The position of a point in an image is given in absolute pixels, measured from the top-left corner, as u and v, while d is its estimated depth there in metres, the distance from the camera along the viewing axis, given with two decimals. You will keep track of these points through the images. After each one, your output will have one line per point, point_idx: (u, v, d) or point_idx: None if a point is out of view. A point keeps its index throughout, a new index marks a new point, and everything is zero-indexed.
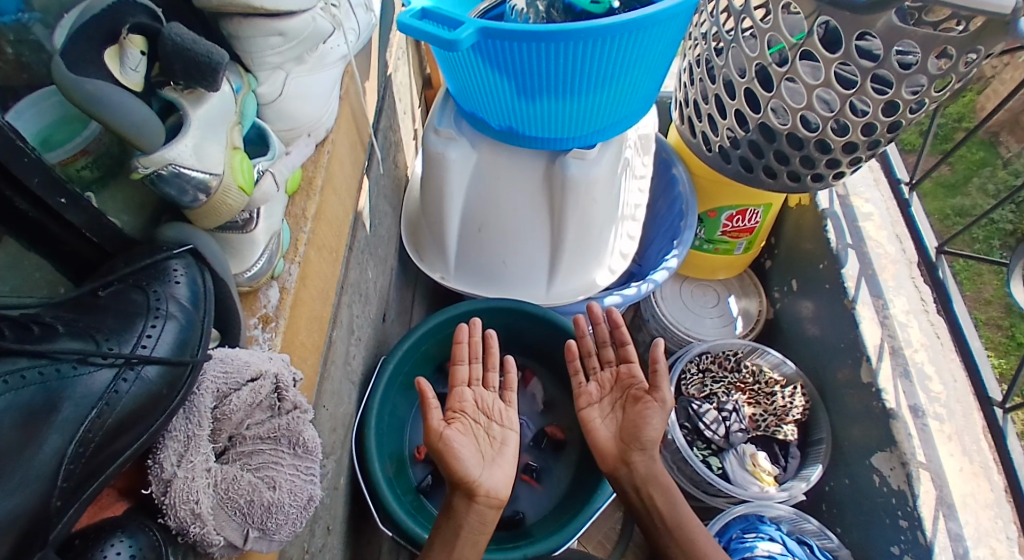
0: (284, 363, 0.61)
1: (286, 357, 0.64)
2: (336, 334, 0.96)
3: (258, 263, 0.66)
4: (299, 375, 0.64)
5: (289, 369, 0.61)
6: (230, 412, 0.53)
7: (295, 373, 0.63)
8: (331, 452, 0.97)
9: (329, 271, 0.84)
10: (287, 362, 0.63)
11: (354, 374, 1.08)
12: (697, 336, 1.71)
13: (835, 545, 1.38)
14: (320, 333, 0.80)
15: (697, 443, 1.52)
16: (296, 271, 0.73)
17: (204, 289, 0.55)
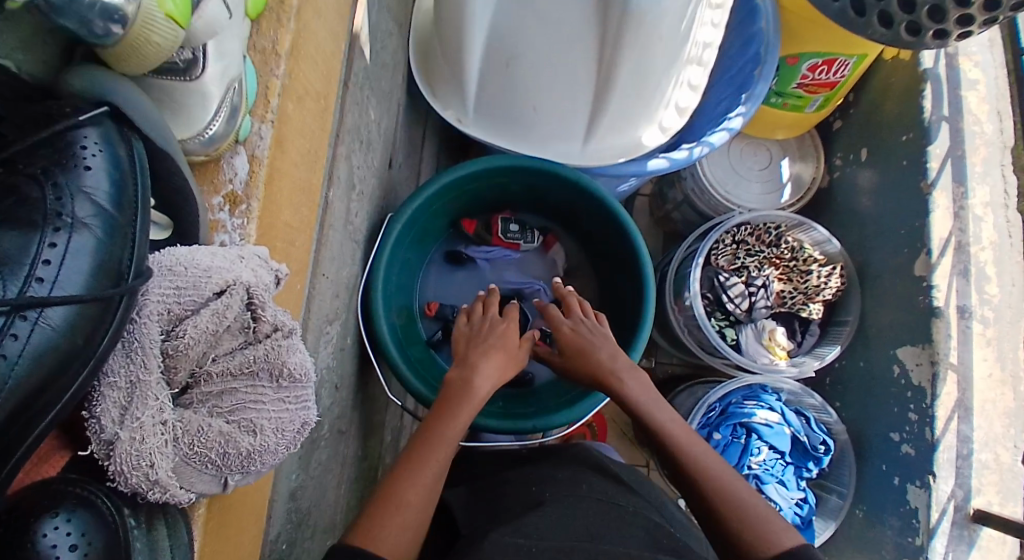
0: (259, 266, 0.50)
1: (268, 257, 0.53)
2: (333, 194, 0.81)
3: (216, 123, 0.49)
4: (281, 275, 0.54)
5: (262, 273, 0.50)
6: (187, 346, 0.41)
7: (271, 269, 0.52)
8: (335, 320, 0.88)
9: (320, 127, 0.66)
10: (263, 260, 0.51)
11: (359, 235, 0.96)
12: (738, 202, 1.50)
13: (833, 420, 1.34)
14: (308, 209, 0.65)
15: (715, 314, 1.41)
16: (269, 134, 0.56)
17: (134, 163, 0.41)
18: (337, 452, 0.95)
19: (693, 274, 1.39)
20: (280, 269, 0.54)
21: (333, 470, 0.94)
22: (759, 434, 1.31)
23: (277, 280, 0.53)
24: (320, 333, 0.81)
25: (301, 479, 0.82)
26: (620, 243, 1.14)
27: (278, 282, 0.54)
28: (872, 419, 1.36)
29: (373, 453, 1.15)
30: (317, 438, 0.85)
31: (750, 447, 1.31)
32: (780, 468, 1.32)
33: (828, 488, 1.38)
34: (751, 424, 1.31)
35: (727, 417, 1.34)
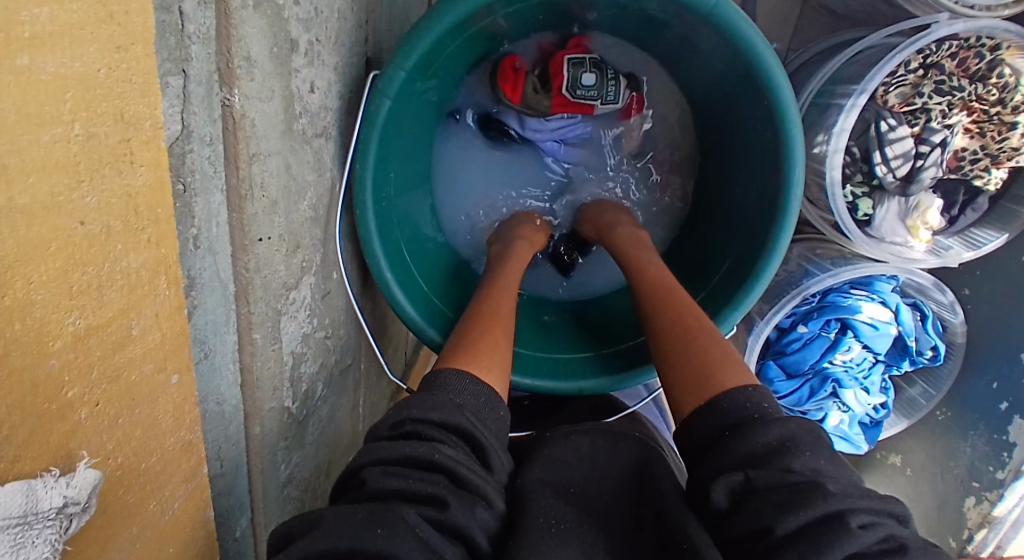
0: (26, 537, 0.24)
1: (54, 473, 0.26)
2: (245, 102, 0.42)
3: None
4: (86, 496, 0.28)
5: (33, 543, 0.24)
6: None
7: (54, 514, 0.26)
8: (299, 278, 0.57)
9: (112, 46, 0.26)
10: (34, 507, 0.25)
11: (327, 117, 0.59)
12: None
13: (955, 321, 1.04)
14: (156, 242, 0.31)
15: (854, 179, 0.97)
16: None
17: None
18: (345, 385, 0.78)
19: (846, 118, 0.88)
20: (84, 479, 0.28)
21: (342, 404, 0.79)
22: (856, 333, 1.00)
23: (80, 509, 0.28)
24: (274, 316, 0.53)
25: (293, 462, 0.67)
26: (755, 135, 0.65)
27: (85, 507, 0.28)
28: (1005, 323, 1.01)
29: (395, 341, 0.98)
30: (309, 408, 0.67)
31: (839, 347, 1.01)
32: (866, 368, 1.04)
33: (911, 381, 1.12)
34: (851, 321, 0.99)
35: (823, 308, 1.01)
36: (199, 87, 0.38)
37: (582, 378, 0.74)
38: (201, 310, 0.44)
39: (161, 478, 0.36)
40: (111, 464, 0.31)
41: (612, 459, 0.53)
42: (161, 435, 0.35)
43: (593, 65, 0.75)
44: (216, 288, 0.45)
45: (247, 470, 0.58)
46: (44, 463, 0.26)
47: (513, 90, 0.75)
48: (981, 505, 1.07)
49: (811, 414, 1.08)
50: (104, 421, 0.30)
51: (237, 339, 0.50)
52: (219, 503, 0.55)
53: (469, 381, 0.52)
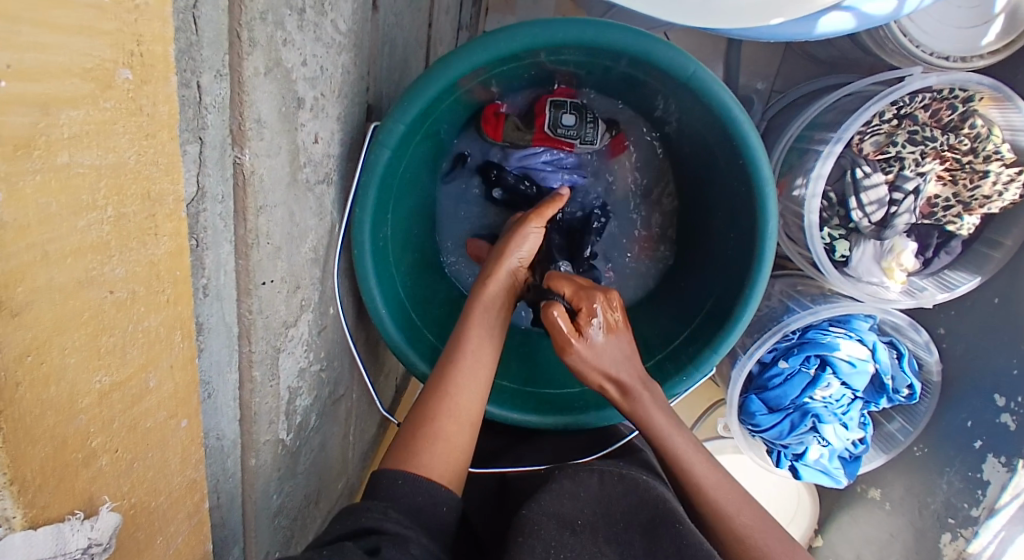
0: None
1: (79, 517, 0.30)
2: (254, 159, 0.45)
3: None
4: (108, 536, 0.32)
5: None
6: None
7: (79, 554, 0.30)
8: (298, 316, 0.60)
9: (141, 135, 0.29)
10: (63, 548, 0.28)
11: (329, 164, 0.62)
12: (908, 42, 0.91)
13: (931, 361, 1.08)
14: (174, 301, 0.34)
15: (830, 223, 1.00)
16: None
17: None
18: (337, 415, 0.81)
19: (823, 165, 0.92)
20: (106, 522, 0.31)
21: (334, 433, 0.81)
22: (834, 370, 1.02)
23: (100, 550, 0.31)
24: (273, 353, 0.56)
25: (286, 491, 0.69)
26: (732, 189, 0.69)
27: (106, 548, 0.32)
28: (978, 362, 1.05)
29: (389, 370, 1.01)
30: (302, 439, 0.69)
31: (819, 383, 1.03)
32: (845, 404, 1.07)
33: (891, 416, 1.16)
34: (828, 358, 1.02)
35: (802, 345, 1.04)
36: (212, 151, 0.41)
37: (567, 413, 0.77)
38: (206, 353, 0.46)
39: (167, 517, 0.38)
40: (126, 505, 0.34)
41: (621, 499, 0.59)
42: (169, 475, 0.38)
43: (574, 108, 0.79)
44: (222, 331, 0.48)
45: (243, 501, 0.61)
46: (70, 507, 0.29)
47: (495, 130, 0.79)
48: (957, 541, 1.07)
49: (792, 447, 1.10)
50: (121, 466, 0.33)
51: (238, 377, 0.53)
52: (214, 534, 0.57)
53: (402, 479, 0.55)
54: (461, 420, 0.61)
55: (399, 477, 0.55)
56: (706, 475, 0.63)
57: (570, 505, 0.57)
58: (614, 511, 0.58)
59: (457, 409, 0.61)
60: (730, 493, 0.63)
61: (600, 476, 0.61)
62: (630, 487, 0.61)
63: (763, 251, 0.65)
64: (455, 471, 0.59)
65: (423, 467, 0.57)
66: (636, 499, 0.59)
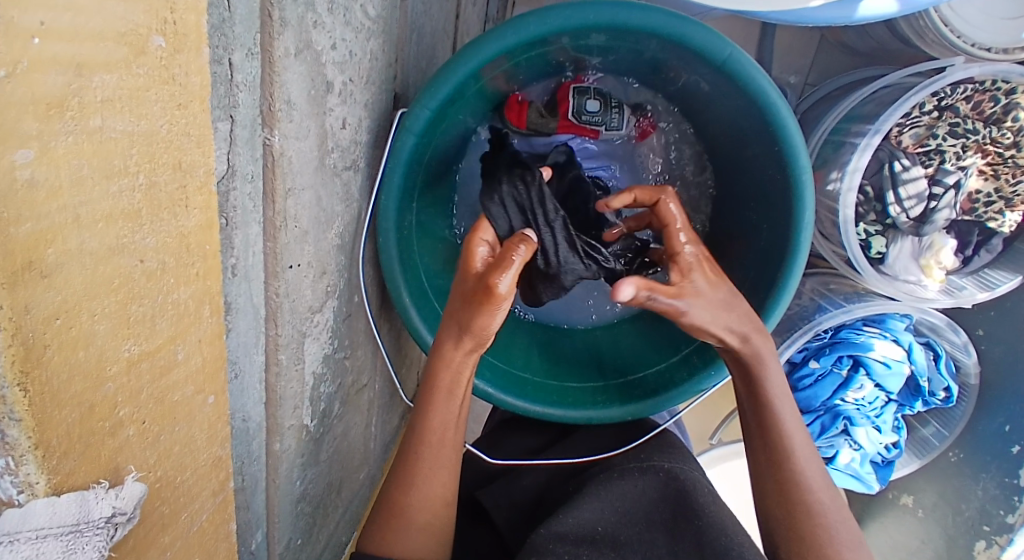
0: (76, 544, 0.27)
1: (105, 485, 0.29)
2: (282, 140, 0.45)
3: None
4: (133, 506, 0.31)
5: (83, 549, 0.28)
6: None
7: (103, 524, 0.29)
8: (325, 302, 0.60)
9: (173, 105, 0.29)
10: (86, 516, 0.28)
11: (356, 151, 0.62)
12: (950, 33, 0.87)
13: (968, 362, 1.04)
14: (204, 276, 0.34)
15: (867, 218, 0.97)
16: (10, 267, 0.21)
17: None
18: (359, 404, 0.81)
19: (860, 157, 0.89)
20: (131, 492, 0.31)
21: (357, 422, 0.82)
22: (868, 371, 0.99)
23: (125, 520, 0.31)
24: (299, 338, 0.56)
25: (309, 478, 0.69)
26: (767, 180, 0.67)
27: (131, 518, 0.31)
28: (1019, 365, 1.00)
29: (410, 362, 1.00)
30: (325, 426, 0.69)
31: (851, 385, 1.00)
32: (879, 406, 1.04)
33: (926, 420, 1.12)
34: (861, 358, 0.99)
35: (835, 345, 1.01)
36: (243, 130, 0.42)
37: (593, 408, 0.76)
38: (233, 333, 0.47)
39: (193, 492, 0.39)
40: (151, 478, 0.34)
41: (640, 492, 0.61)
42: (196, 450, 0.38)
43: (597, 94, 0.79)
44: (249, 312, 0.48)
45: (268, 485, 0.61)
46: (95, 476, 0.29)
47: (518, 119, 0.78)
48: (991, 549, 1.05)
49: (821, 451, 1.08)
50: (148, 438, 0.33)
51: (264, 360, 0.53)
52: (238, 517, 0.58)
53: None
54: (438, 503, 0.61)
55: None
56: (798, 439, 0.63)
57: (588, 510, 0.58)
58: (634, 505, 0.60)
59: (427, 496, 0.61)
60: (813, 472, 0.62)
61: (621, 472, 0.63)
62: (650, 479, 0.62)
63: (800, 239, 0.63)
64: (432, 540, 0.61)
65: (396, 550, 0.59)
66: (658, 490, 0.61)
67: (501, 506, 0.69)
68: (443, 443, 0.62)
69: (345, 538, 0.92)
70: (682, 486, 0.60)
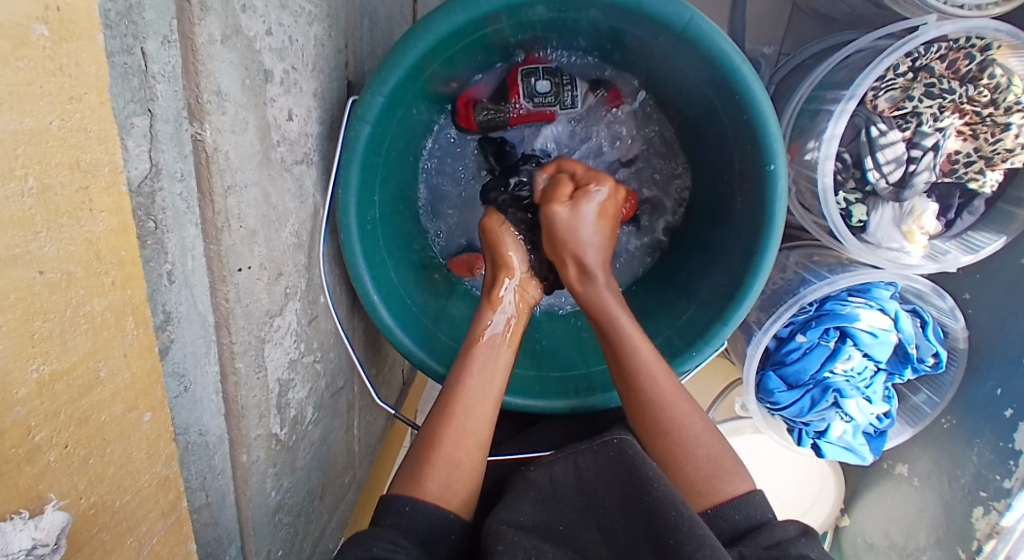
0: None
1: (23, 516, 0.28)
2: (218, 137, 0.42)
3: None
4: (56, 537, 0.30)
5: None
6: None
7: (24, 555, 0.28)
8: (284, 304, 0.58)
9: (64, 98, 0.26)
10: (5, 548, 0.26)
11: (308, 144, 0.59)
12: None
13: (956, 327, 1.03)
14: (122, 285, 0.31)
15: (846, 186, 0.95)
16: None
17: None
18: (337, 407, 0.78)
19: (835, 124, 0.87)
20: (52, 522, 0.29)
21: (336, 425, 0.79)
22: (855, 342, 0.97)
23: (49, 551, 0.29)
24: (258, 344, 0.53)
25: (285, 487, 0.67)
26: (735, 151, 0.65)
27: (56, 548, 0.30)
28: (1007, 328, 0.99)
29: (392, 360, 0.98)
30: (298, 432, 0.66)
31: (839, 356, 0.98)
32: (867, 376, 1.02)
33: (916, 388, 1.11)
34: (847, 329, 0.97)
35: (820, 318, 0.99)
36: (166, 125, 0.39)
37: (576, 397, 0.74)
38: (179, 343, 0.44)
39: (137, 516, 0.36)
40: (82, 505, 0.32)
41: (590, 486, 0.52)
42: (135, 471, 0.35)
43: (547, 73, 0.76)
44: (195, 320, 0.45)
45: (238, 498, 0.59)
46: (15, 506, 0.28)
47: (467, 118, 0.78)
48: (990, 515, 1.01)
49: (813, 425, 1.05)
50: (72, 463, 0.31)
51: (221, 369, 0.51)
52: (205, 533, 0.55)
53: (410, 507, 0.52)
54: (471, 445, 0.57)
55: (406, 504, 0.52)
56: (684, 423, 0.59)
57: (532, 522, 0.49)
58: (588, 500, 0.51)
59: (462, 435, 0.57)
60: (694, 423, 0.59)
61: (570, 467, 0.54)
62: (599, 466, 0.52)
63: (773, 209, 0.61)
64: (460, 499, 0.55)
65: (428, 495, 0.53)
66: (609, 477, 0.52)
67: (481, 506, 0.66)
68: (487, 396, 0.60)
69: (333, 545, 0.89)
70: (633, 459, 0.51)
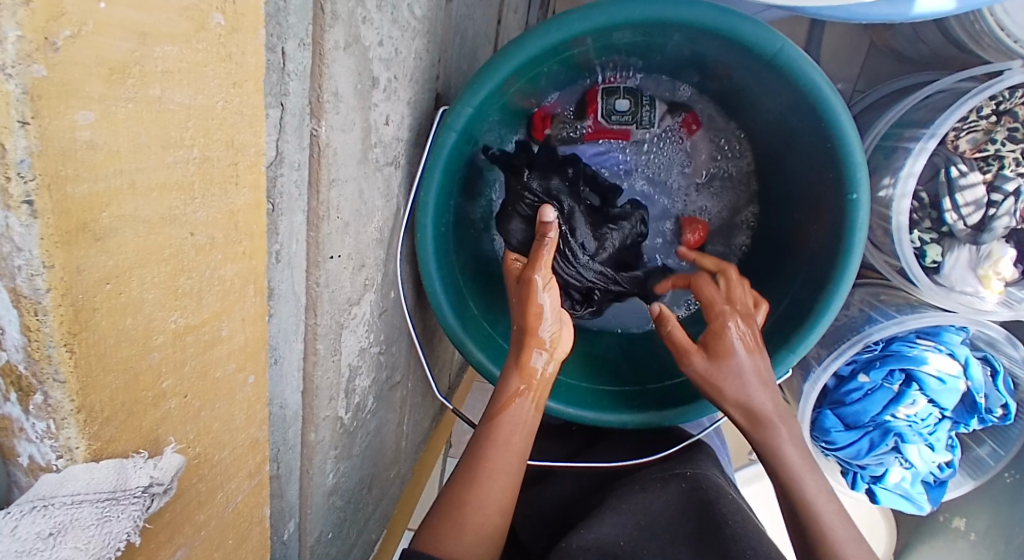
0: (112, 511, 0.27)
1: (143, 455, 0.29)
2: (331, 131, 0.46)
3: None
4: (170, 478, 0.31)
5: (118, 517, 0.27)
6: None
7: (140, 493, 0.28)
8: (363, 294, 0.60)
9: (230, 82, 0.29)
10: (123, 484, 0.28)
11: (398, 147, 0.62)
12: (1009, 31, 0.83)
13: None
14: (250, 255, 0.34)
15: (921, 225, 0.93)
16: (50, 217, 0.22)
17: None
18: (393, 401, 0.81)
19: (914, 162, 0.86)
20: (170, 463, 0.31)
21: (390, 418, 0.82)
22: (921, 387, 0.94)
23: (162, 491, 0.30)
24: (337, 329, 0.56)
25: (342, 471, 0.69)
26: (817, 180, 0.65)
27: (167, 490, 0.31)
28: None
29: (444, 362, 1.01)
30: (359, 419, 0.69)
31: (902, 400, 0.95)
32: (932, 423, 0.98)
33: (981, 440, 1.06)
34: (914, 372, 0.94)
35: (884, 358, 0.97)
36: (292, 119, 0.42)
37: (629, 413, 0.74)
38: (275, 319, 0.47)
39: (229, 472, 0.39)
40: (190, 453, 0.34)
41: (663, 504, 0.62)
42: (233, 430, 0.38)
43: (627, 93, 0.79)
44: (291, 300, 0.49)
45: (302, 474, 0.62)
46: (135, 446, 0.29)
47: (541, 131, 0.81)
48: None
49: (871, 468, 1.02)
50: (189, 412, 0.33)
51: (303, 348, 0.54)
52: (272, 503, 0.58)
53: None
54: (493, 510, 0.57)
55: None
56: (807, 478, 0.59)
57: (609, 525, 0.58)
58: (659, 516, 0.61)
59: (487, 500, 0.57)
60: (811, 476, 0.59)
61: (643, 484, 0.64)
62: (672, 489, 0.63)
63: (856, 240, 0.60)
64: (483, 545, 0.55)
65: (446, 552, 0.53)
66: (683, 500, 0.62)
67: (527, 522, 0.70)
68: (511, 448, 0.60)
69: (375, 536, 0.91)
70: (706, 496, 0.62)
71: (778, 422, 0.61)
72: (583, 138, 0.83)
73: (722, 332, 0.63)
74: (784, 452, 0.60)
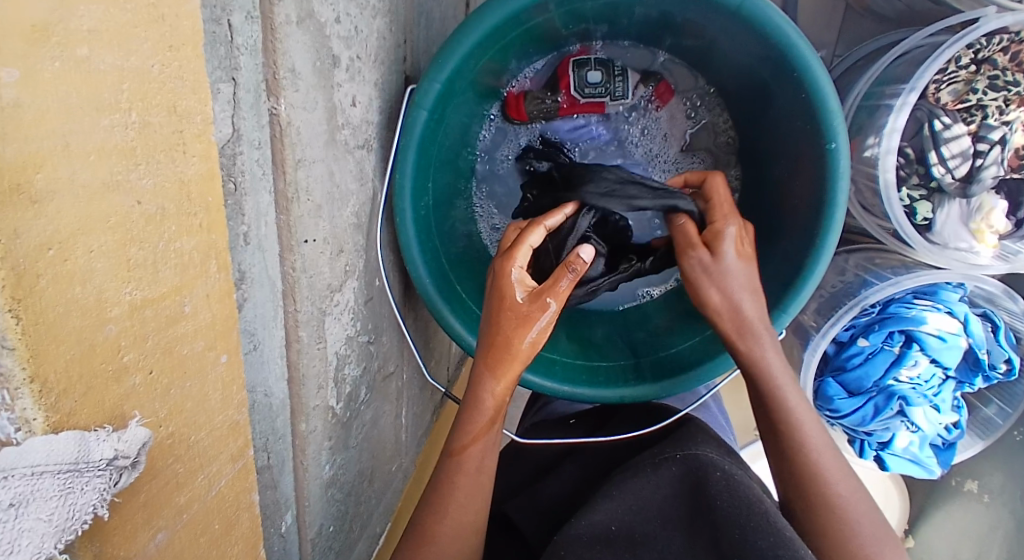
0: (74, 483, 0.26)
1: (107, 429, 0.29)
2: (291, 110, 0.45)
3: None
4: (136, 452, 0.30)
5: (82, 489, 0.27)
6: None
7: (103, 465, 0.28)
8: (343, 281, 0.60)
9: (165, 45, 0.29)
10: (85, 457, 0.27)
11: (369, 131, 0.62)
12: None
13: None
14: (208, 229, 0.34)
15: (909, 182, 0.92)
16: None
17: None
18: (387, 392, 0.80)
19: (896, 118, 0.85)
20: (134, 436, 0.30)
21: (386, 410, 0.81)
22: (922, 346, 0.93)
23: (128, 465, 0.30)
24: (319, 315, 0.55)
25: (340, 464, 0.69)
26: (794, 131, 0.65)
27: (135, 465, 0.30)
28: None
29: (440, 353, 1.00)
30: (352, 410, 0.69)
31: (904, 361, 0.94)
32: (936, 384, 0.97)
33: (987, 399, 1.05)
34: (914, 333, 0.92)
35: (883, 322, 0.95)
36: (247, 94, 0.42)
37: (624, 386, 0.74)
38: (249, 304, 0.47)
39: (208, 454, 0.38)
40: (161, 432, 0.33)
41: (655, 489, 0.58)
42: (210, 411, 0.37)
43: (599, 64, 0.79)
44: (265, 284, 0.48)
45: (295, 467, 0.61)
46: (99, 421, 0.29)
47: (517, 110, 0.80)
48: None
49: (877, 435, 1.01)
50: (156, 389, 0.32)
51: (284, 335, 0.53)
52: (265, 496, 0.58)
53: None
54: (471, 528, 0.57)
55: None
56: (814, 435, 0.57)
57: (603, 510, 0.56)
58: (651, 501, 0.57)
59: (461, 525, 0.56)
60: (815, 432, 0.58)
61: (635, 472, 0.61)
62: (664, 475, 0.60)
63: (836, 188, 0.60)
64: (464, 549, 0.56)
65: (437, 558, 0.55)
66: (675, 483, 0.59)
67: (529, 518, 0.66)
68: (482, 472, 0.58)
69: (380, 530, 0.91)
70: (698, 479, 0.57)
71: (761, 330, 0.59)
72: (558, 113, 0.82)
73: (720, 233, 0.59)
74: (768, 360, 0.59)
